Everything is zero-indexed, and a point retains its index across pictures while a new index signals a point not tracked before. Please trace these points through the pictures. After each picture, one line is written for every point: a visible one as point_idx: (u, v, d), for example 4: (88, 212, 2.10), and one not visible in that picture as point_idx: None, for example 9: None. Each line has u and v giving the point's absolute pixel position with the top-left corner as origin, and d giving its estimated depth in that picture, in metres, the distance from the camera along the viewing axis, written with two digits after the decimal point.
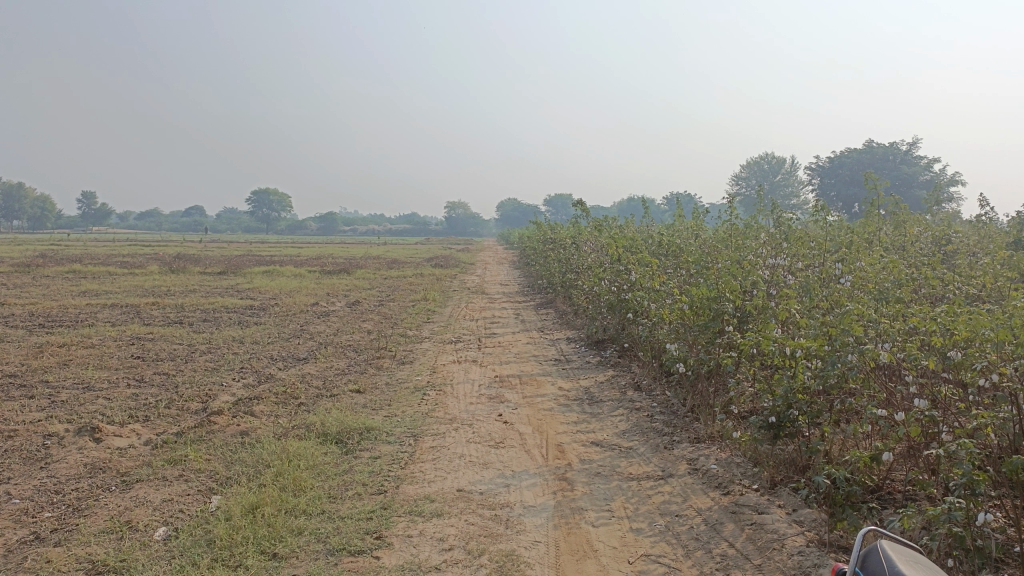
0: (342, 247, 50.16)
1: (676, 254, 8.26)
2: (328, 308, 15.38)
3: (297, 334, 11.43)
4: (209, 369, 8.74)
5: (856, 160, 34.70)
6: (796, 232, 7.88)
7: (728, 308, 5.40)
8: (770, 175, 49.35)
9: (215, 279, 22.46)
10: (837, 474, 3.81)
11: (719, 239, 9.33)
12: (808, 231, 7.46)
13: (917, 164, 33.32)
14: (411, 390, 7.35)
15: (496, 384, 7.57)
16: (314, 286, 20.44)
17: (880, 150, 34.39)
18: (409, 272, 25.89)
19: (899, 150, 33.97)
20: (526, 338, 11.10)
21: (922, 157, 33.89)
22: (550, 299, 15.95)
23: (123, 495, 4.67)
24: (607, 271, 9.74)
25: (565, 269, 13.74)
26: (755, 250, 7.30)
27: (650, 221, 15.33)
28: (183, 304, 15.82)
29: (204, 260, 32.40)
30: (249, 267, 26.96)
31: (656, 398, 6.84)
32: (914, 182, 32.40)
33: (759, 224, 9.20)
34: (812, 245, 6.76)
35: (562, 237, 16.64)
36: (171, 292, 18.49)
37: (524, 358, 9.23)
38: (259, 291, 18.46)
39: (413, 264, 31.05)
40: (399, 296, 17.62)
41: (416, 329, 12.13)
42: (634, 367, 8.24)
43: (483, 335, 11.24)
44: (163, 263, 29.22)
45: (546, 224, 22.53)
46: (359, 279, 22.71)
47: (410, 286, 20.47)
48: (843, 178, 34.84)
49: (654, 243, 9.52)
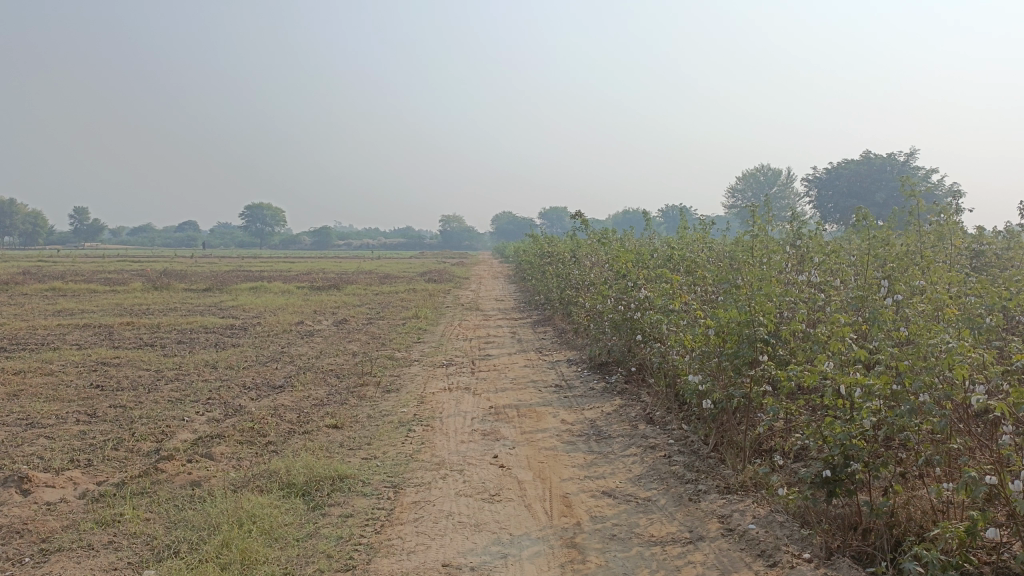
0: (336, 262, 49.23)
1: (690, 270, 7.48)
2: (313, 327, 14.53)
3: (276, 358, 10.57)
4: (173, 400, 7.89)
5: (852, 171, 34.29)
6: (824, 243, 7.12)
7: (761, 331, 4.60)
8: (766, 187, 48.79)
9: (198, 296, 21.57)
10: (925, 552, 3.04)
11: (731, 253, 8.57)
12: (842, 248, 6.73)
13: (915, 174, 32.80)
14: (395, 425, 6.50)
15: (491, 417, 6.73)
16: (301, 303, 19.60)
17: (876, 161, 33.84)
18: (400, 288, 25.08)
19: (896, 161, 33.45)
20: (523, 360, 10.28)
21: (919, 168, 33.37)
22: (547, 316, 15.14)
23: (36, 570, 3.82)
24: (611, 288, 8.96)
25: (563, 285, 12.96)
26: (781, 264, 6.51)
27: (652, 234, 14.58)
28: (160, 324, 14.94)
29: (192, 276, 31.57)
30: (236, 284, 26.09)
31: (672, 434, 6.01)
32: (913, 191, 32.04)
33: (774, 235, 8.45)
34: (849, 261, 5.99)
35: (559, 250, 15.85)
36: (149, 310, 17.63)
37: (522, 384, 8.41)
38: (243, 310, 17.59)
39: (406, 279, 30.27)
40: (389, 313, 16.77)
41: (405, 350, 11.28)
42: (645, 395, 7.42)
43: (476, 358, 10.40)
44: (146, 279, 28.41)
45: (541, 237, 21.79)
46: (349, 295, 21.87)
47: (401, 302, 19.64)
48: (840, 189, 34.31)
49: (662, 257, 8.73)
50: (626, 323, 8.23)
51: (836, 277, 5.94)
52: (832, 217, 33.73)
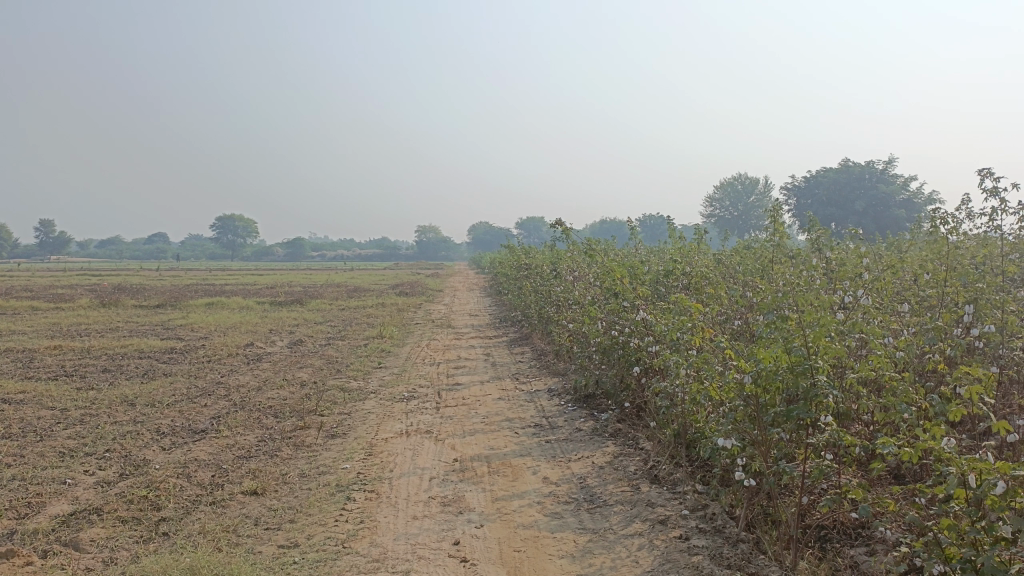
0: (307, 275, 47.42)
1: (702, 290, 6.16)
2: (264, 350, 13.01)
3: (210, 391, 9.08)
4: (64, 452, 6.38)
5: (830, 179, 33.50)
6: (865, 259, 5.91)
7: (819, 383, 3.28)
8: (744, 197, 48.01)
9: (147, 315, 19.86)
10: None
11: (746, 270, 7.35)
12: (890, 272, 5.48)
13: (894, 182, 32.04)
14: (332, 490, 5.09)
15: (456, 475, 5.35)
16: (258, 321, 18.01)
17: (855, 169, 33.06)
18: (369, 302, 23.69)
19: (875, 169, 32.67)
20: (496, 390, 8.90)
21: (898, 175, 32.65)
22: (524, 335, 13.77)
23: None
24: (600, 307, 7.62)
25: (542, 302, 11.61)
26: (820, 280, 5.27)
27: (638, 246, 13.31)
28: (90, 348, 13.30)
29: (146, 291, 29.81)
30: (192, 300, 24.33)
31: (686, 500, 4.68)
32: (889, 199, 31.30)
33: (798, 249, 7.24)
34: (911, 296, 4.82)
35: (536, 263, 14.50)
36: (86, 332, 15.99)
37: (495, 425, 7.03)
38: (190, 330, 15.99)
39: (375, 292, 28.84)
40: (352, 332, 15.29)
41: (362, 379, 9.86)
42: (645, 441, 6.09)
43: (443, 388, 8.99)
44: (94, 296, 26.59)
45: (517, 248, 20.47)
46: (311, 312, 20.31)
47: (367, 319, 18.14)
48: (819, 198, 33.43)
49: (660, 271, 7.44)
50: (620, 350, 6.90)
51: (893, 302, 4.69)
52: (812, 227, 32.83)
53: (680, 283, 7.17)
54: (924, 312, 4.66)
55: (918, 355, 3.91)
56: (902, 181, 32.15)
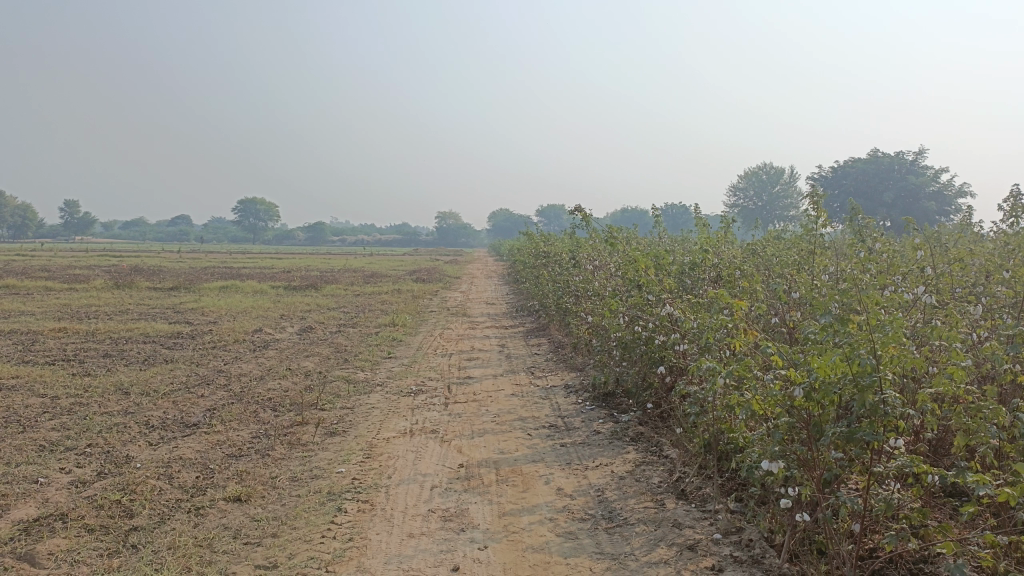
0: (325, 259, 47.16)
1: (737, 284, 5.58)
2: (272, 336, 12.58)
3: (210, 380, 8.65)
4: (44, 446, 5.95)
5: (859, 169, 32.55)
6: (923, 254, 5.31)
7: (889, 399, 2.73)
8: (768, 187, 47.02)
9: (159, 298, 19.55)
10: None
11: (784, 263, 6.75)
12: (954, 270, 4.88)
13: (925, 173, 30.97)
14: (322, 499, 4.60)
15: (461, 484, 4.84)
16: (270, 305, 17.62)
17: (884, 159, 32.09)
18: (385, 288, 23.27)
19: (905, 159, 31.59)
20: (510, 385, 8.39)
21: (929, 166, 31.64)
22: (541, 326, 13.23)
23: None
24: (624, 300, 7.06)
25: (560, 292, 11.06)
26: (875, 275, 4.67)
27: (662, 235, 12.70)
28: (95, 331, 12.94)
29: (162, 272, 29.58)
30: (206, 283, 24.02)
31: (717, 522, 4.14)
32: (919, 190, 30.31)
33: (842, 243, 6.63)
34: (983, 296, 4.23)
35: (555, 251, 13.93)
36: (94, 314, 15.67)
37: (507, 425, 6.51)
38: (200, 314, 15.61)
39: (391, 277, 28.41)
40: (364, 320, 14.84)
41: (369, 369, 9.38)
42: (670, 448, 5.55)
43: (453, 382, 8.47)
44: (108, 277, 26.37)
45: (535, 235, 19.92)
46: (325, 297, 19.90)
47: (381, 306, 17.67)
48: (847, 188, 32.48)
49: (689, 262, 6.86)
50: (646, 348, 6.34)
51: (962, 302, 4.11)
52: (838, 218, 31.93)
53: (710, 276, 6.59)
54: (996, 315, 4.08)
55: (1000, 366, 3.34)
56: (933, 171, 31.07)
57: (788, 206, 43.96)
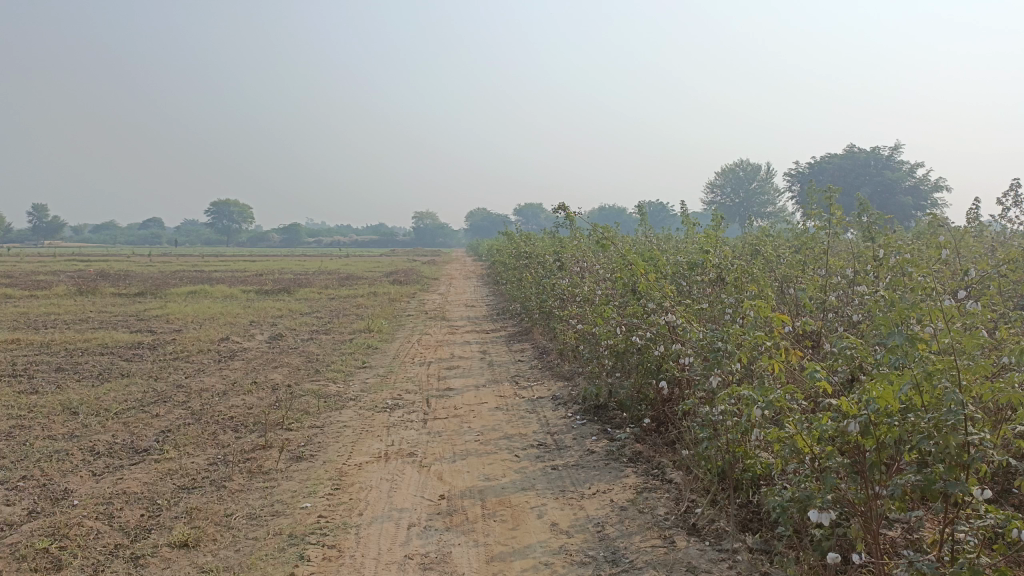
0: (299, 261, 46.30)
1: (745, 289, 5.07)
2: (240, 344, 11.91)
3: (169, 396, 7.98)
4: None
5: (835, 166, 32.38)
6: (950, 259, 4.83)
7: (978, 443, 2.20)
8: (745, 184, 46.86)
9: (124, 304, 18.73)
10: None
11: (790, 265, 6.24)
12: (987, 284, 4.43)
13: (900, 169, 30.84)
14: (284, 543, 4.00)
15: (443, 521, 4.26)
16: (240, 311, 16.89)
17: (861, 156, 31.92)
18: (361, 291, 22.59)
19: (879, 155, 31.39)
20: (493, 396, 7.82)
21: (906, 162, 31.51)
22: (523, 330, 12.66)
23: None
24: (617, 306, 6.52)
25: (544, 295, 10.50)
26: (908, 280, 4.17)
27: (648, 235, 12.21)
28: (50, 342, 12.16)
29: (128, 277, 28.60)
30: (174, 288, 23.15)
31: (738, 565, 3.60)
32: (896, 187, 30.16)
33: (852, 244, 6.14)
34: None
35: (537, 252, 13.37)
36: (53, 323, 14.86)
37: (491, 445, 5.94)
38: (166, 322, 14.87)
39: (366, 280, 27.72)
40: (338, 325, 14.21)
41: (342, 381, 8.77)
42: (674, 471, 5.02)
43: (432, 395, 7.87)
44: (72, 282, 25.41)
45: (515, 235, 19.38)
46: (298, 302, 19.19)
47: (356, 310, 16.99)
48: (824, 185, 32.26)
49: (687, 265, 6.33)
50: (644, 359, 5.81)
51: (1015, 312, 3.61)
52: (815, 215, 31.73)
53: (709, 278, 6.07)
54: None
55: None
56: (908, 166, 30.90)
57: (765, 203, 43.87)
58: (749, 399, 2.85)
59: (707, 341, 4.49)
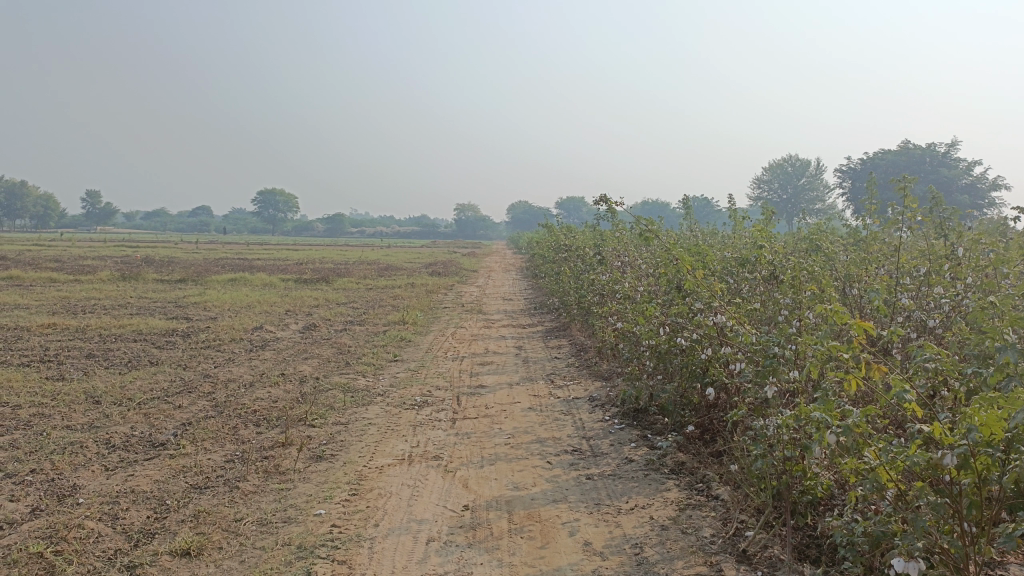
0: (340, 250, 46.49)
1: (802, 288, 4.61)
2: (273, 334, 11.71)
3: (195, 387, 7.77)
4: None
5: (889, 162, 31.19)
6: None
7: None
8: (793, 180, 45.64)
9: (164, 291, 18.79)
10: None
11: (856, 263, 5.71)
12: None
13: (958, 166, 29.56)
14: (291, 556, 3.69)
15: (465, 536, 3.90)
16: (277, 300, 16.77)
17: (916, 152, 30.69)
18: (399, 282, 22.40)
19: (936, 150, 30.12)
20: (527, 395, 7.44)
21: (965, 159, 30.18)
22: (561, 326, 12.25)
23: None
24: (662, 304, 6.07)
25: (583, 290, 10.07)
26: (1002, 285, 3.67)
27: (694, 230, 11.69)
28: (86, 327, 12.12)
29: (171, 263, 28.87)
30: (215, 276, 23.24)
31: None
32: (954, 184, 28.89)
33: (925, 245, 5.59)
34: None
35: (577, 245, 12.94)
36: (92, 308, 14.90)
37: (523, 449, 5.56)
38: (202, 309, 14.80)
39: (405, 271, 27.54)
40: (373, 317, 13.96)
41: (372, 376, 8.48)
42: (720, 486, 4.58)
43: (463, 392, 7.52)
44: (115, 268, 25.71)
45: (555, 228, 18.95)
46: (336, 292, 19.04)
47: (392, 301, 16.75)
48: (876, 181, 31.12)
49: (740, 262, 5.84)
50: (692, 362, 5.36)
51: None
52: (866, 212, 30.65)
53: (761, 276, 5.61)
54: None
55: None
56: (966, 163, 29.57)
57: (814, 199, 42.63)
58: (819, 421, 2.45)
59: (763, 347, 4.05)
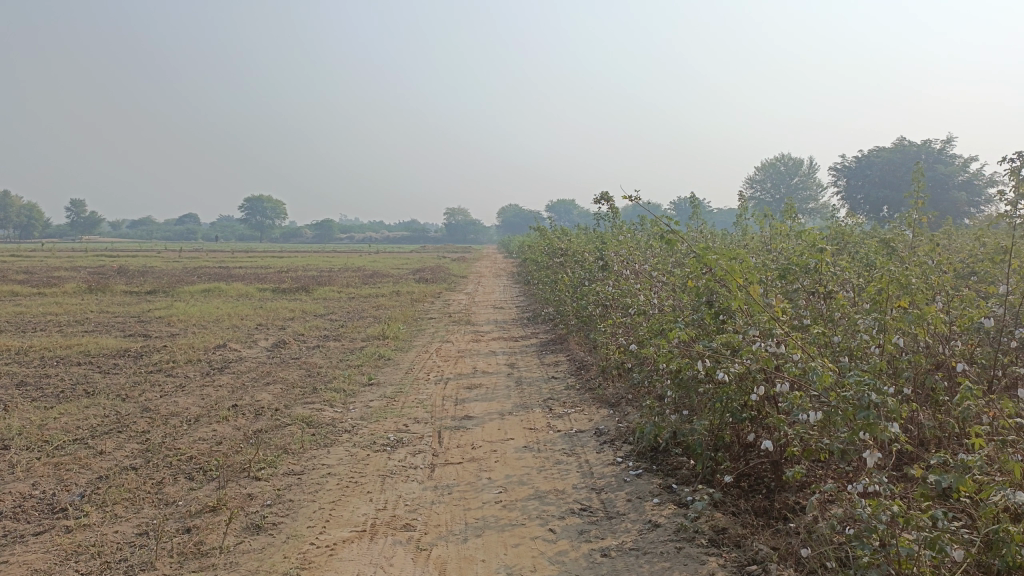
0: (326, 257, 45.28)
1: (887, 305, 3.52)
2: (238, 353, 10.50)
3: (128, 425, 6.55)
4: None
5: (883, 159, 29.78)
6: None
7: None
8: (788, 179, 44.53)
9: (131, 303, 17.54)
10: None
11: (932, 269, 4.55)
12: None
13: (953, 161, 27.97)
14: None
15: None
16: (250, 312, 15.54)
17: (912, 149, 29.37)
18: (385, 290, 21.23)
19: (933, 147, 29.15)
20: (523, 429, 6.27)
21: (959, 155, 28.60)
22: (558, 338, 11.08)
23: None
24: (688, 322, 4.91)
25: (583, 301, 8.90)
26: None
27: (704, 232, 10.50)
28: (29, 348, 10.86)
29: (144, 273, 27.55)
30: (190, 286, 21.91)
31: None
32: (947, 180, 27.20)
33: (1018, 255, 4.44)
34: None
35: (574, 250, 11.75)
36: (46, 325, 13.63)
37: (517, 510, 4.38)
38: (166, 324, 13.56)
39: (392, 278, 26.39)
40: (353, 330, 12.77)
41: (342, 405, 7.28)
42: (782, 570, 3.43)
43: (445, 427, 6.33)
44: (81, 279, 24.34)
45: (549, 231, 17.76)
46: (316, 302, 17.83)
47: (374, 312, 15.53)
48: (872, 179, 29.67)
49: (785, 270, 4.68)
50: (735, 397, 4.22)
51: None
52: (861, 210, 29.35)
53: (808, 284, 4.53)
54: None
55: None
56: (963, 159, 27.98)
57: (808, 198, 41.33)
58: None
59: (857, 394, 2.91)
